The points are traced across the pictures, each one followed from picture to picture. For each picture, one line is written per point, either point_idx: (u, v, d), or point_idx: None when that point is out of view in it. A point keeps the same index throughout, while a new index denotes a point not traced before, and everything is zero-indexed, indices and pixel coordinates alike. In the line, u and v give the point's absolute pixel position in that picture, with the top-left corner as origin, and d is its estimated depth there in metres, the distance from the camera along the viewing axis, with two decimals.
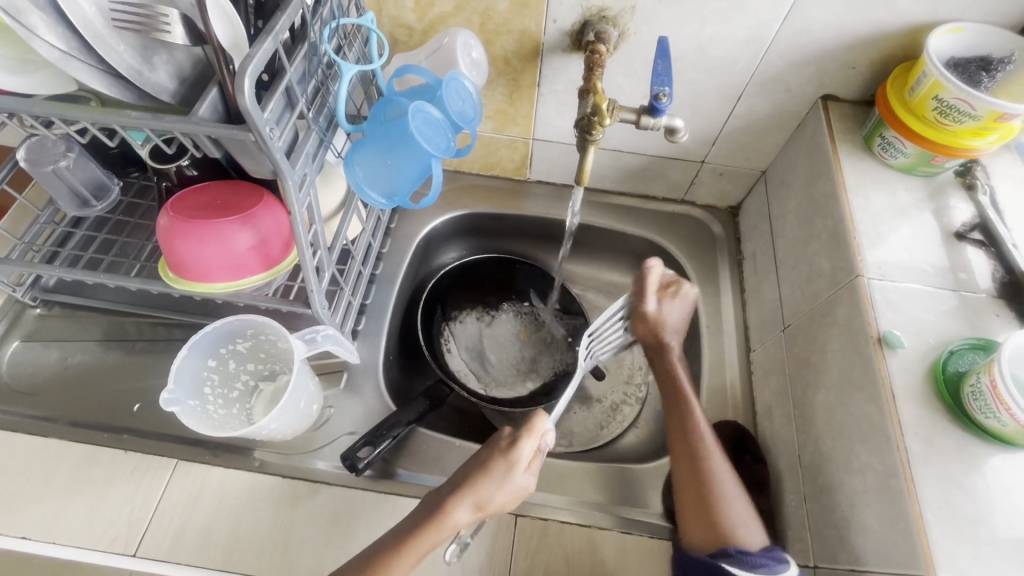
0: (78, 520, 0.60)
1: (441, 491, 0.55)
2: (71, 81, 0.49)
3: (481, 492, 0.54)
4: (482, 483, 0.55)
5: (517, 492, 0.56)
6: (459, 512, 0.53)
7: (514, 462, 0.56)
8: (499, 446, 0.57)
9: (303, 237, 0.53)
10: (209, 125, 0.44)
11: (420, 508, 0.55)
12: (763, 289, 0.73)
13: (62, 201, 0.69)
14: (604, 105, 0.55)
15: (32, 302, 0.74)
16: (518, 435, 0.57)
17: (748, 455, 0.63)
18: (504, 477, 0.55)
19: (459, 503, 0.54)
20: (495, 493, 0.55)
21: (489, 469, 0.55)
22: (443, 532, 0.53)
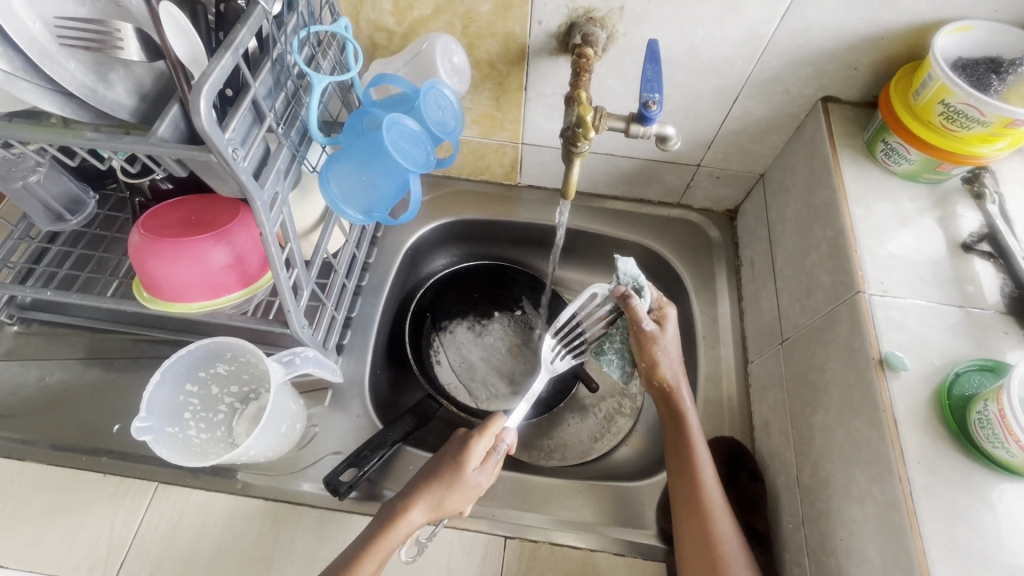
0: (55, 547, 0.59)
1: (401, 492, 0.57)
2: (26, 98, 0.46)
3: (435, 491, 0.56)
4: (434, 483, 0.56)
5: (472, 491, 0.57)
6: (413, 512, 0.55)
7: (465, 462, 0.57)
8: (453, 448, 0.59)
9: (277, 256, 0.50)
10: (170, 146, 0.41)
11: (377, 515, 0.56)
12: (761, 297, 0.71)
13: (36, 217, 0.66)
14: (591, 116, 0.52)
15: (9, 319, 0.73)
16: (472, 435, 0.59)
17: (745, 472, 0.62)
18: (455, 477, 0.57)
19: (414, 503, 0.55)
20: (448, 495, 0.56)
21: (443, 467, 0.57)
22: (396, 531, 0.54)
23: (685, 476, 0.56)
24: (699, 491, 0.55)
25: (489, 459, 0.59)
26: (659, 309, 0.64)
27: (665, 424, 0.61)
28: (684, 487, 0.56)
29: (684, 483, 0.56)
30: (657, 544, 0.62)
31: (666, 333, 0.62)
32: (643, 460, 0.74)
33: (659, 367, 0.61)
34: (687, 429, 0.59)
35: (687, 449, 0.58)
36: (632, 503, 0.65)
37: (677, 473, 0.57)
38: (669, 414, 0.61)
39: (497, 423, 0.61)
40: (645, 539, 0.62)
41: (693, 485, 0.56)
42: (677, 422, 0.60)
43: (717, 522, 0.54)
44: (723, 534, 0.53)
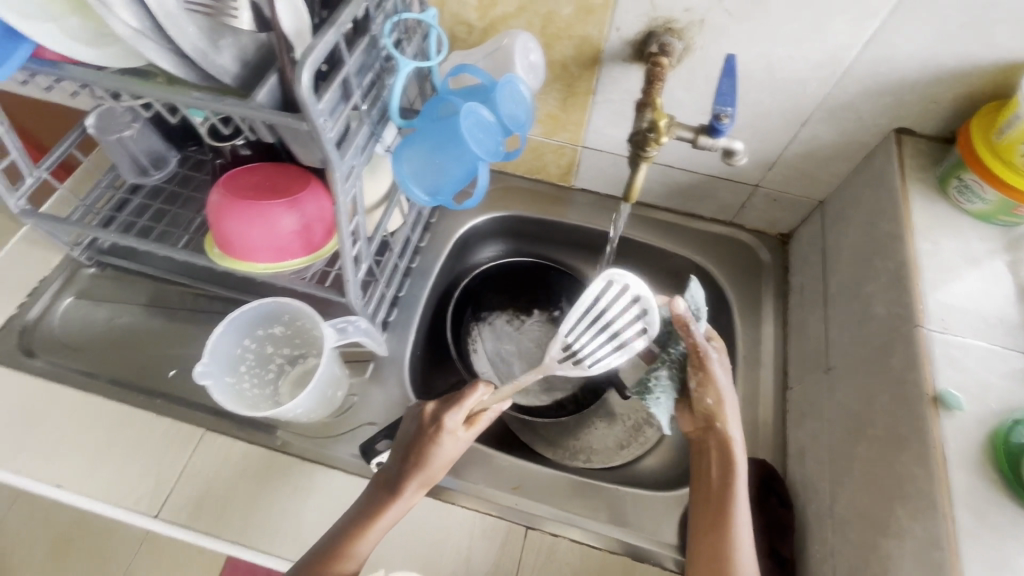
0: (108, 476, 0.63)
1: (389, 467, 0.59)
2: (137, 58, 0.50)
3: (421, 470, 0.57)
4: (418, 462, 0.57)
5: (455, 458, 0.60)
6: (407, 491, 0.57)
7: (443, 439, 0.58)
8: (428, 427, 0.58)
9: (345, 226, 0.53)
10: (266, 111, 0.45)
11: (368, 495, 0.57)
12: (808, 324, 0.70)
13: (122, 167, 0.73)
14: (665, 124, 0.54)
15: (87, 262, 0.78)
16: (450, 412, 0.59)
17: (774, 497, 0.61)
18: (437, 453, 0.58)
19: (405, 482, 0.57)
20: (433, 470, 0.58)
21: (423, 444, 0.58)
22: (392, 510, 0.56)
23: (720, 493, 0.56)
24: (727, 552, 0.53)
25: (474, 425, 0.60)
26: (696, 354, 0.59)
27: (708, 438, 0.59)
28: (715, 502, 0.56)
29: (715, 496, 0.56)
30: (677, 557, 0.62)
31: (712, 379, 0.59)
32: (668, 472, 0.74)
33: (717, 393, 0.58)
34: (734, 487, 0.56)
35: (723, 509, 0.55)
36: (654, 512, 0.65)
37: (701, 526, 0.56)
38: (718, 440, 0.58)
39: (474, 396, 0.60)
40: (663, 550, 0.62)
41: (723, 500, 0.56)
42: (722, 446, 0.57)
43: (741, 548, 0.53)
44: (741, 551, 0.53)
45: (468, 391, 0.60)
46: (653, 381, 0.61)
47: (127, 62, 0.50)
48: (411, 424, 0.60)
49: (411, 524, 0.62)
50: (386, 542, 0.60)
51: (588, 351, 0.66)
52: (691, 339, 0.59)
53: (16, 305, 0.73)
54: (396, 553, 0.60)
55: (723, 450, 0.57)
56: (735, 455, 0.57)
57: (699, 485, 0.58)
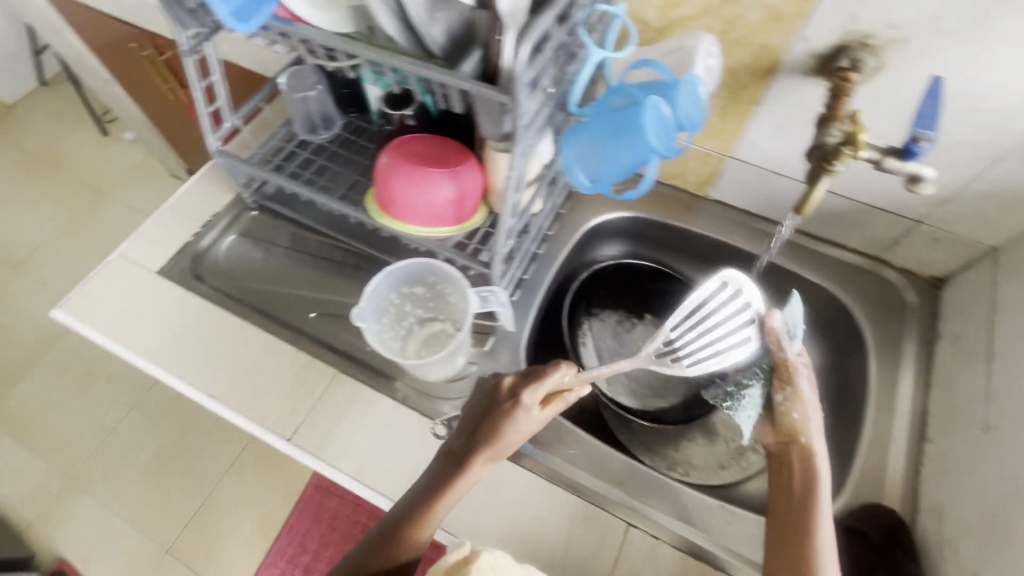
0: (254, 396, 0.69)
1: (459, 439, 0.59)
2: (350, 26, 0.57)
3: (492, 446, 0.57)
4: (489, 438, 0.57)
5: (529, 434, 0.60)
6: (476, 465, 0.57)
7: (518, 417, 0.58)
8: (506, 408, 0.58)
9: (511, 199, 0.57)
10: (471, 83, 0.48)
11: (437, 468, 0.58)
12: (962, 377, 0.65)
13: (297, 122, 0.81)
14: (865, 152, 0.52)
15: (252, 205, 0.86)
16: (529, 393, 0.58)
17: (901, 550, 0.57)
18: (514, 432, 0.57)
19: (474, 457, 0.57)
20: (504, 446, 0.58)
21: (499, 422, 0.57)
22: (464, 484, 0.57)
23: (798, 498, 0.54)
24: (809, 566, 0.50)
25: (551, 405, 0.60)
26: (784, 368, 0.58)
27: (782, 446, 0.58)
28: (790, 509, 0.54)
29: (792, 502, 0.54)
30: None
31: (798, 393, 0.57)
32: None
33: (801, 407, 0.57)
34: (813, 494, 0.54)
35: (807, 530, 0.52)
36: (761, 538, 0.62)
37: (778, 545, 0.53)
38: (795, 448, 0.56)
39: (553, 375, 0.59)
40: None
41: (801, 505, 0.53)
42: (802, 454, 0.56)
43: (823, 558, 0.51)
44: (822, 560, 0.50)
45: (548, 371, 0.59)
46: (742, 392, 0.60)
47: (341, 28, 0.58)
48: (482, 395, 0.61)
49: (516, 497, 0.63)
50: (491, 508, 0.63)
51: (690, 350, 0.63)
52: (782, 354, 0.58)
53: (191, 233, 0.82)
54: (499, 522, 0.62)
55: (803, 457, 0.56)
56: (819, 473, 0.55)
57: (774, 502, 0.55)
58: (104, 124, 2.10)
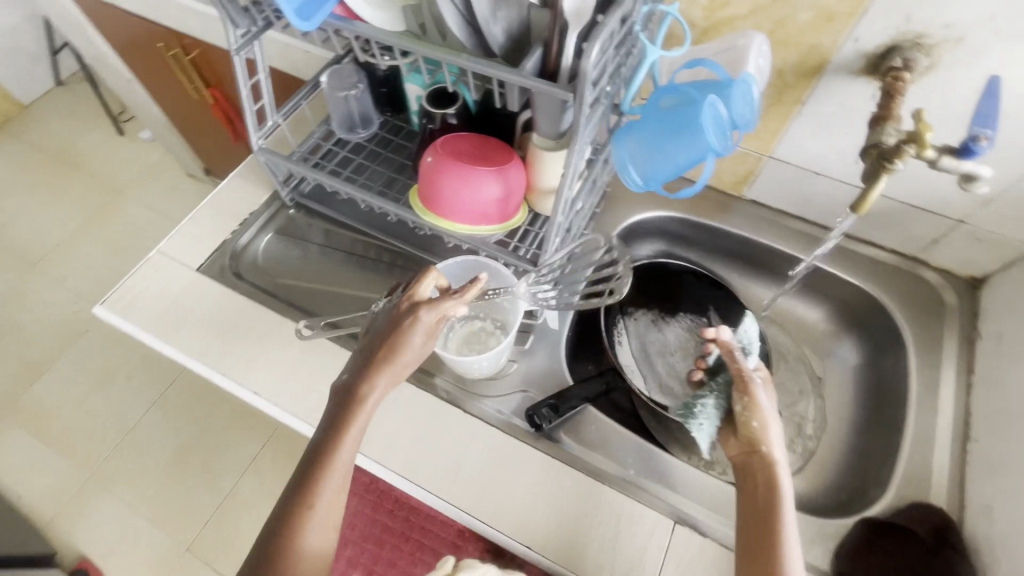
0: (297, 393, 0.70)
1: (358, 370, 0.59)
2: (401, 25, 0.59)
3: (389, 369, 0.59)
4: (381, 358, 0.58)
5: (416, 358, 0.60)
6: (374, 388, 0.58)
7: (407, 335, 0.59)
8: (396, 323, 0.60)
9: (564, 197, 0.57)
10: (535, 82, 0.48)
11: (338, 394, 0.59)
12: (1007, 376, 0.65)
13: (336, 121, 0.82)
14: (930, 152, 0.51)
15: (289, 203, 0.86)
16: (409, 313, 0.60)
17: (952, 549, 0.57)
18: (396, 349, 0.58)
19: (368, 379, 0.58)
20: (398, 368, 0.59)
21: (395, 344, 0.59)
22: (365, 412, 0.57)
23: (763, 509, 0.51)
24: None
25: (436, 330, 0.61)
26: (738, 377, 0.57)
27: (744, 456, 0.55)
28: (754, 520, 0.51)
29: (756, 514, 0.51)
30: None
31: (755, 401, 0.55)
32: (813, 501, 0.72)
33: (758, 414, 0.55)
34: (778, 504, 0.51)
35: (773, 544, 0.48)
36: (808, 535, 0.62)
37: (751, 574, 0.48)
38: (757, 458, 0.54)
39: (449, 301, 0.60)
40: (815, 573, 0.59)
41: (767, 516, 0.50)
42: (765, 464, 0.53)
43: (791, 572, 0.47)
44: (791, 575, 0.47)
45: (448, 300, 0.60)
46: (698, 406, 0.61)
47: (392, 26, 0.59)
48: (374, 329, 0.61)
49: (562, 494, 0.64)
50: (537, 505, 0.63)
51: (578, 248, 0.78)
52: (736, 365, 0.57)
53: (229, 231, 0.83)
54: (545, 518, 0.62)
55: (765, 468, 0.53)
56: (781, 482, 0.52)
57: (741, 516, 0.52)
58: (121, 124, 2.12)
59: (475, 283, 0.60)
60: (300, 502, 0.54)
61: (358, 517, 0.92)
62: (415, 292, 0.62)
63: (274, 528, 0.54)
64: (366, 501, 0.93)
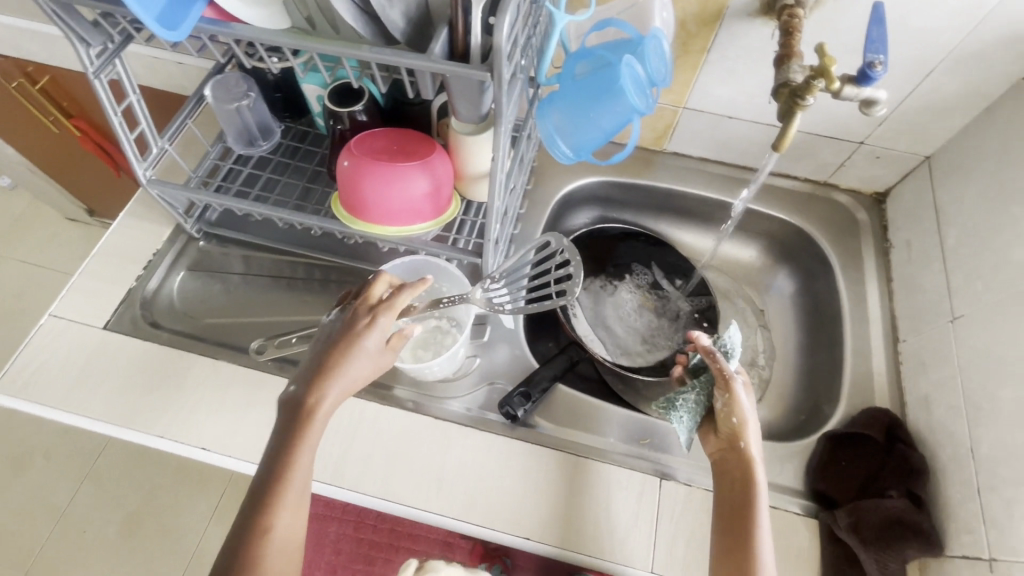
0: (249, 437, 0.64)
1: (307, 379, 0.55)
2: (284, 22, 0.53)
3: (342, 374, 0.55)
4: (335, 364, 0.55)
5: (376, 365, 0.58)
6: (327, 396, 0.54)
7: (362, 341, 0.56)
8: (348, 329, 0.57)
9: (498, 181, 0.55)
10: (447, 65, 0.45)
11: (286, 408, 0.54)
12: (922, 277, 0.71)
13: (231, 136, 0.74)
14: (836, 85, 0.53)
15: (196, 235, 0.78)
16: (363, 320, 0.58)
17: (903, 443, 0.63)
18: (352, 355, 0.56)
19: (321, 388, 0.54)
20: (354, 373, 0.55)
21: (348, 349, 0.56)
22: (319, 423, 0.54)
23: (740, 505, 0.54)
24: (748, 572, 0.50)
25: (393, 341, 0.60)
26: (720, 375, 0.57)
27: (725, 454, 0.58)
28: (733, 514, 0.54)
29: (733, 508, 0.55)
30: (809, 502, 0.62)
31: (736, 399, 0.57)
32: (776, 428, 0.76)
33: (737, 413, 0.57)
34: (754, 500, 0.54)
35: (748, 532, 0.53)
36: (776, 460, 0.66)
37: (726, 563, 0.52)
38: (737, 457, 0.56)
39: (401, 303, 0.59)
40: (793, 494, 0.62)
41: (742, 511, 0.54)
42: (743, 462, 0.56)
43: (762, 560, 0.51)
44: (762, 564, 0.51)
45: (398, 294, 0.58)
46: (680, 400, 0.60)
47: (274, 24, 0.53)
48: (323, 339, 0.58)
49: (549, 477, 0.63)
50: (525, 492, 0.62)
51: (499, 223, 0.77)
52: (717, 365, 0.58)
53: (133, 278, 0.74)
54: (537, 505, 0.62)
55: (743, 466, 0.56)
56: (757, 476, 0.55)
57: (720, 510, 0.56)
58: None
59: (423, 282, 0.59)
60: (254, 528, 0.49)
61: (342, 540, 0.88)
62: (365, 295, 0.60)
63: (232, 555, 0.49)
64: (347, 522, 0.89)
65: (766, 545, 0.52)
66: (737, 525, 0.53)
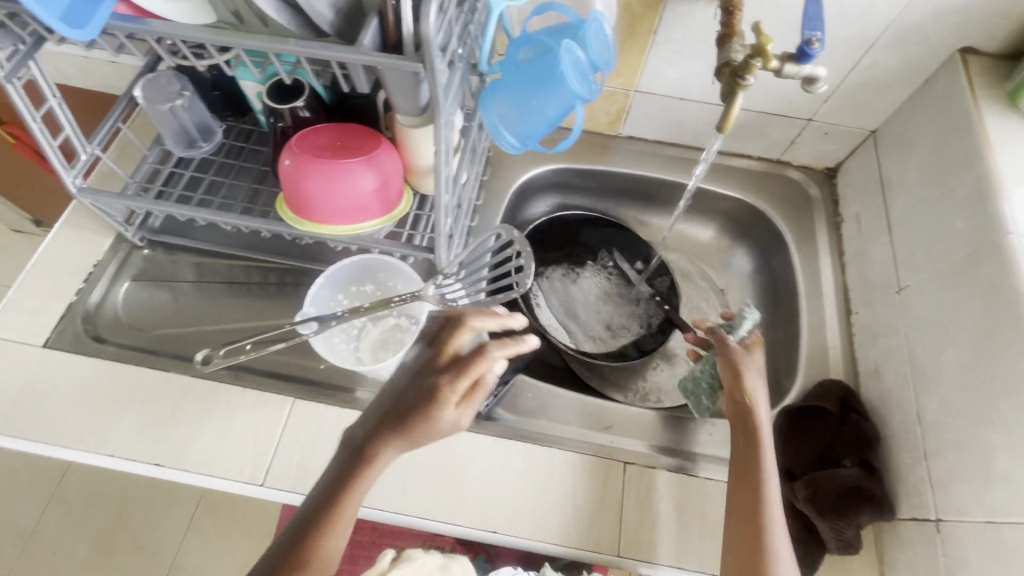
0: (206, 450, 0.62)
1: (370, 429, 0.53)
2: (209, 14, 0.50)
3: (402, 442, 0.51)
4: (400, 433, 0.51)
5: (450, 429, 0.52)
6: (388, 452, 0.52)
7: (438, 412, 0.51)
8: (424, 394, 0.52)
9: (442, 174, 0.53)
10: (376, 56, 0.44)
11: (342, 456, 0.53)
12: (871, 250, 0.72)
13: (171, 140, 0.71)
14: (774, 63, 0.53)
15: (140, 243, 0.75)
16: (445, 375, 0.52)
17: (856, 413, 0.64)
18: (427, 426, 0.51)
19: (385, 446, 0.51)
20: (419, 439, 0.51)
21: (426, 418, 0.51)
22: (373, 473, 0.52)
23: (747, 480, 0.56)
24: (765, 554, 0.52)
25: (472, 398, 0.52)
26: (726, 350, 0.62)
27: (735, 432, 0.59)
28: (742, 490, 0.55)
29: (742, 483, 0.56)
30: None
31: (744, 375, 0.59)
32: None
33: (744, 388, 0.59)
34: (762, 475, 0.55)
35: (759, 512, 0.54)
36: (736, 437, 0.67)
37: (739, 542, 0.54)
38: (748, 434, 0.58)
39: (482, 365, 0.52)
40: None
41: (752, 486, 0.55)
42: (750, 439, 0.57)
43: (775, 537, 0.53)
44: (776, 542, 0.53)
45: (483, 357, 0.52)
46: (700, 378, 0.68)
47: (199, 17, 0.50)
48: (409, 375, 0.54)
49: (516, 470, 0.63)
50: (492, 486, 0.62)
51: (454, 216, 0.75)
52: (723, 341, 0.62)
53: (74, 291, 0.71)
54: (504, 498, 0.62)
55: (750, 442, 0.57)
56: (764, 451, 0.57)
57: (730, 488, 0.57)
58: None
59: (519, 344, 0.54)
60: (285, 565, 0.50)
61: None
62: (455, 345, 0.54)
63: None
64: None
65: (779, 522, 0.54)
66: (749, 502, 0.54)
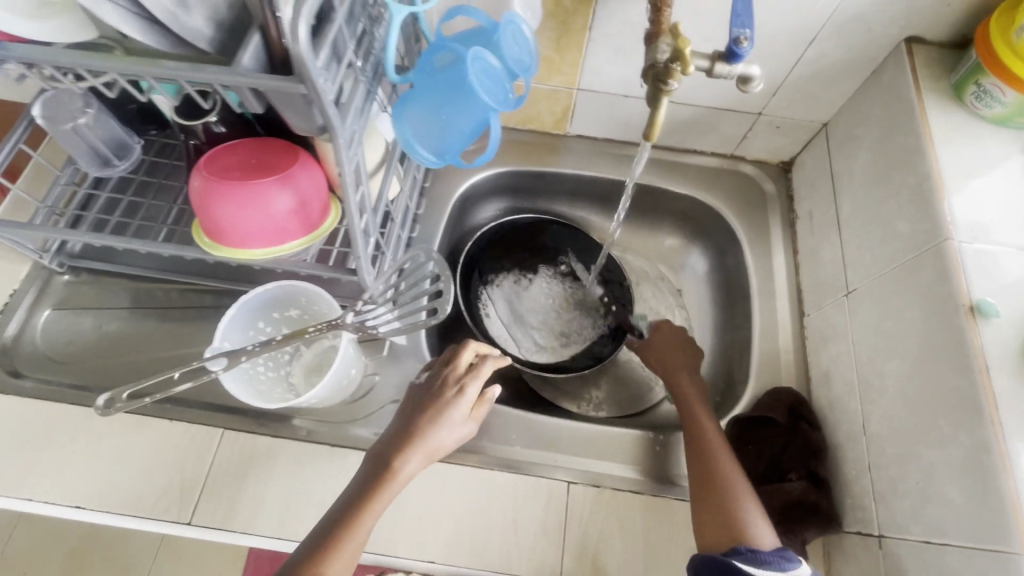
0: (129, 488, 0.60)
1: (396, 440, 0.56)
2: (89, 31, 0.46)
3: (428, 443, 0.56)
4: (422, 431, 0.56)
5: (460, 436, 0.58)
6: (411, 463, 0.55)
7: (450, 409, 0.57)
8: (439, 396, 0.58)
9: (352, 198, 0.49)
10: (255, 77, 0.40)
11: (369, 469, 0.55)
12: (822, 249, 0.70)
13: (83, 160, 0.65)
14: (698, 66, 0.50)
15: (59, 269, 0.71)
16: (458, 383, 0.59)
17: (805, 422, 0.62)
18: (441, 423, 0.56)
19: (404, 455, 0.55)
20: (440, 441, 0.56)
21: (438, 417, 0.57)
22: (398, 486, 0.54)
23: (705, 457, 0.58)
24: (739, 522, 0.53)
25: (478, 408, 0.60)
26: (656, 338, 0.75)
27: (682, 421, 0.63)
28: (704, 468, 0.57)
29: (701, 461, 0.58)
30: None
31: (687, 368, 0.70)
32: None
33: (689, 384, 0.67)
34: (718, 452, 0.58)
35: (723, 485, 0.55)
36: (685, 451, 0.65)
37: (716, 517, 0.53)
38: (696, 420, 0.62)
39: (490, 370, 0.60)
40: None
41: (711, 462, 0.57)
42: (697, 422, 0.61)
43: (745, 506, 0.54)
44: (748, 510, 0.53)
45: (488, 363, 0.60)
46: None
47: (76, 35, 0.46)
48: (423, 389, 0.60)
49: (455, 495, 0.61)
50: (431, 514, 0.60)
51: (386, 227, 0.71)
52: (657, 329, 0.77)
53: None
54: (443, 525, 0.60)
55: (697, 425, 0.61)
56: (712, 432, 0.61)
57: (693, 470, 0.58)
58: None
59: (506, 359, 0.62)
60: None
61: None
62: (464, 358, 0.61)
63: None
64: None
65: (744, 491, 0.55)
66: (712, 478, 0.56)
